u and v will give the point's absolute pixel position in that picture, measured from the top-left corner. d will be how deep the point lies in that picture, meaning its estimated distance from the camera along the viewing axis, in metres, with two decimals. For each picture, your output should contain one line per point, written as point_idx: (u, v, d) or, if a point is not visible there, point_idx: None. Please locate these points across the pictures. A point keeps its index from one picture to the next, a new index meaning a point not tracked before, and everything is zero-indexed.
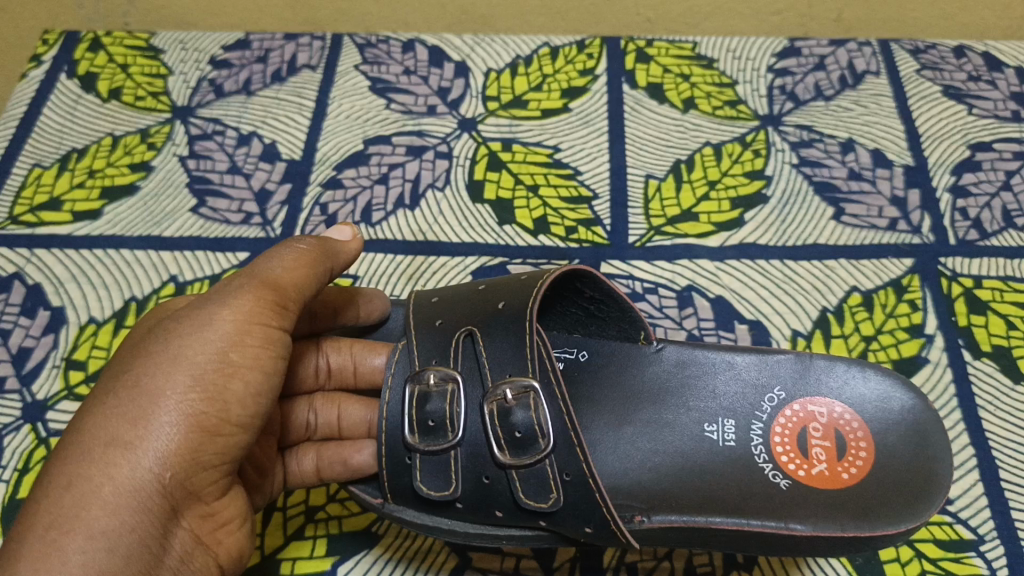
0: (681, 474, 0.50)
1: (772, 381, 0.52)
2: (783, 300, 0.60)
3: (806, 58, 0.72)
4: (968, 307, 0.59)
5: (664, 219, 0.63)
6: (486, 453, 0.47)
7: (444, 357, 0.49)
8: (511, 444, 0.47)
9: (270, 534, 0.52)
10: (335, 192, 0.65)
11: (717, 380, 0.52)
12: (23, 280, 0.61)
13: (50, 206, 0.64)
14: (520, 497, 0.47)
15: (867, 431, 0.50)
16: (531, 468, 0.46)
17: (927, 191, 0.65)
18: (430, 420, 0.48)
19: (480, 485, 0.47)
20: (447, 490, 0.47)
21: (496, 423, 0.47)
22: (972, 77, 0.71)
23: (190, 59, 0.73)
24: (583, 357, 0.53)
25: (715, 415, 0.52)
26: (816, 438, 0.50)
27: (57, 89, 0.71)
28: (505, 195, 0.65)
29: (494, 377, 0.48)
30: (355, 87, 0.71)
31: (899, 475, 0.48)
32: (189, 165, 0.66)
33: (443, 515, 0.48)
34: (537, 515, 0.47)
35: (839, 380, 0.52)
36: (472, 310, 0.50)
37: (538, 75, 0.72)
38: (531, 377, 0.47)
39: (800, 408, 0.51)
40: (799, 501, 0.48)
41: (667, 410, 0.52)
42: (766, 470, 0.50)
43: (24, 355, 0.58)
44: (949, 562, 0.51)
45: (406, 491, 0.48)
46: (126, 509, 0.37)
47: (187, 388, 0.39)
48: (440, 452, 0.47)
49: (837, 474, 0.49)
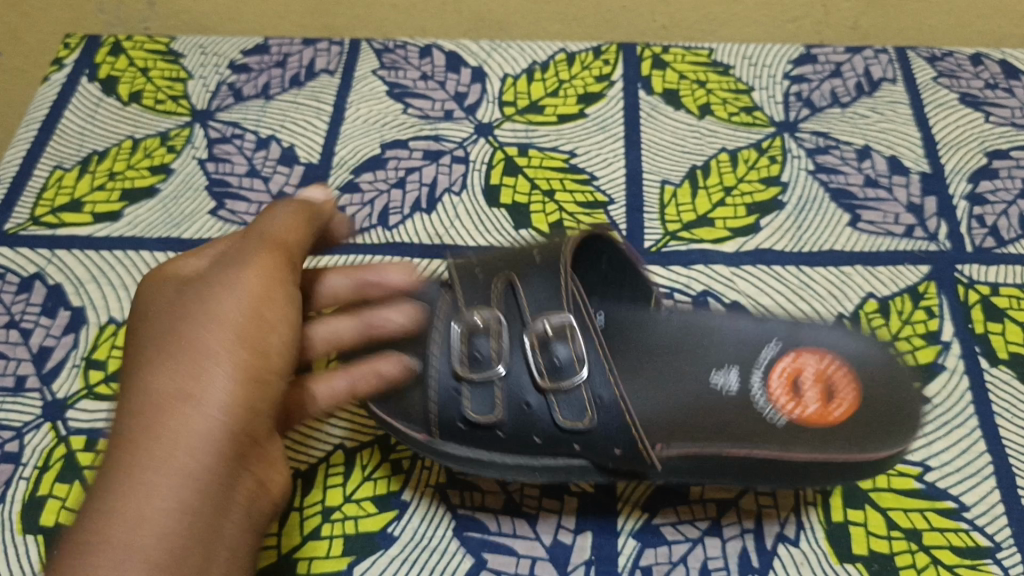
0: (688, 414, 0.52)
1: (766, 335, 0.54)
2: (798, 306, 0.60)
3: (822, 65, 0.72)
4: (984, 315, 0.59)
5: (679, 225, 0.63)
6: (526, 381, 0.50)
7: (487, 296, 0.52)
8: (550, 369, 0.50)
9: (288, 534, 0.51)
10: (353, 196, 0.65)
11: (718, 339, 0.55)
12: (44, 280, 0.61)
13: (71, 208, 0.65)
14: (559, 418, 0.49)
15: (851, 373, 0.52)
16: (569, 394, 0.49)
17: (944, 198, 0.65)
18: (477, 352, 0.50)
19: (523, 411, 0.50)
20: (492, 414, 0.49)
21: (538, 351, 0.50)
22: (989, 85, 0.71)
23: (210, 63, 0.74)
24: (601, 319, 0.55)
25: (722, 364, 0.54)
26: (807, 379, 0.52)
27: (78, 92, 0.72)
28: (521, 199, 0.65)
29: (533, 311, 0.51)
30: (373, 92, 0.72)
31: (884, 411, 0.50)
32: (208, 167, 0.67)
33: (488, 449, 0.50)
34: (574, 436, 0.49)
35: (821, 336, 0.53)
36: (510, 260, 0.53)
37: (555, 81, 0.72)
38: (566, 311, 0.51)
39: (789, 359, 0.53)
40: (797, 435, 0.50)
41: (675, 362, 0.55)
42: (767, 413, 0.51)
43: (45, 355, 0.58)
44: (966, 569, 0.50)
45: (454, 422, 0.50)
46: (201, 466, 0.37)
47: (229, 330, 0.40)
48: (487, 381, 0.50)
49: (829, 412, 0.51)
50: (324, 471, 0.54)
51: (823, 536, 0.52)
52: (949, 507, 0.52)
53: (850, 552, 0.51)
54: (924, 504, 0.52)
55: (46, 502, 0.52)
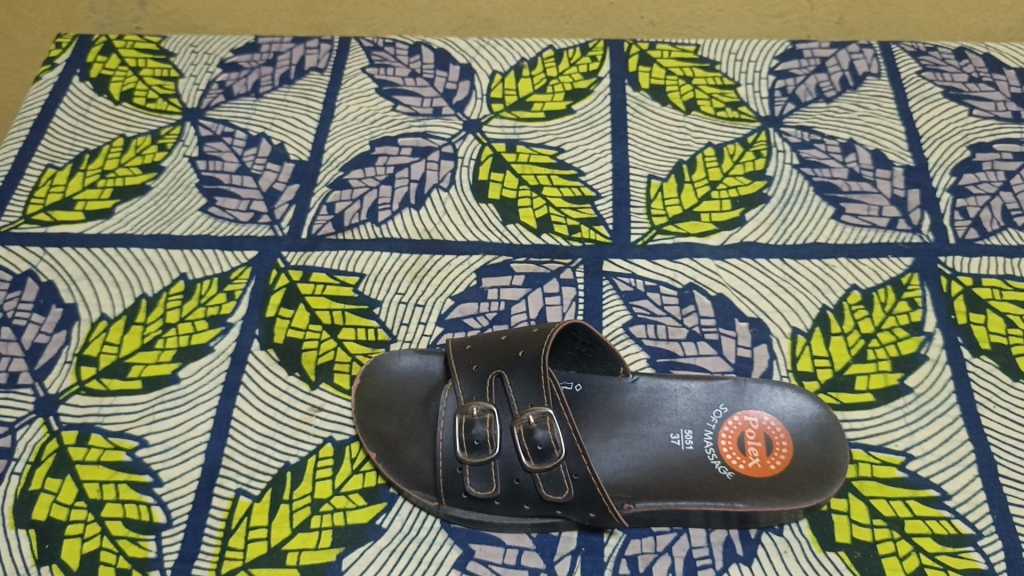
0: (658, 471, 0.52)
1: (717, 399, 0.54)
2: (782, 298, 0.60)
3: (808, 60, 0.73)
4: (967, 306, 0.60)
5: (665, 219, 0.64)
6: (514, 459, 0.50)
7: (479, 393, 0.52)
8: (535, 455, 0.50)
9: (277, 526, 0.52)
10: (342, 192, 0.66)
11: (678, 400, 0.54)
12: (36, 277, 0.62)
13: (63, 206, 0.66)
14: (544, 494, 0.49)
15: (787, 432, 0.53)
16: (551, 470, 0.49)
17: (927, 190, 0.65)
18: (476, 440, 0.50)
19: (512, 487, 0.50)
20: (487, 489, 0.50)
21: (520, 437, 0.50)
22: (974, 79, 0.71)
23: (201, 62, 0.74)
24: (578, 389, 0.55)
25: (677, 425, 0.53)
26: (750, 438, 0.53)
27: (69, 92, 0.72)
28: (509, 195, 0.66)
29: (518, 411, 0.51)
30: (362, 89, 0.72)
31: (808, 461, 0.52)
32: (199, 165, 0.68)
33: (484, 512, 0.51)
34: (554, 505, 0.50)
35: (764, 396, 0.54)
36: (495, 359, 0.52)
37: (543, 77, 0.73)
38: (547, 406, 0.50)
39: (737, 419, 0.53)
40: (741, 484, 0.51)
41: (643, 423, 0.53)
42: (716, 465, 0.52)
43: (37, 351, 0.58)
44: (947, 556, 0.51)
45: (459, 494, 0.51)
46: None
47: None
48: (483, 463, 0.50)
49: (767, 466, 0.51)
50: (313, 464, 0.54)
51: (806, 524, 0.52)
52: (931, 496, 0.53)
53: (833, 540, 0.51)
54: (907, 492, 0.53)
55: (38, 496, 0.53)
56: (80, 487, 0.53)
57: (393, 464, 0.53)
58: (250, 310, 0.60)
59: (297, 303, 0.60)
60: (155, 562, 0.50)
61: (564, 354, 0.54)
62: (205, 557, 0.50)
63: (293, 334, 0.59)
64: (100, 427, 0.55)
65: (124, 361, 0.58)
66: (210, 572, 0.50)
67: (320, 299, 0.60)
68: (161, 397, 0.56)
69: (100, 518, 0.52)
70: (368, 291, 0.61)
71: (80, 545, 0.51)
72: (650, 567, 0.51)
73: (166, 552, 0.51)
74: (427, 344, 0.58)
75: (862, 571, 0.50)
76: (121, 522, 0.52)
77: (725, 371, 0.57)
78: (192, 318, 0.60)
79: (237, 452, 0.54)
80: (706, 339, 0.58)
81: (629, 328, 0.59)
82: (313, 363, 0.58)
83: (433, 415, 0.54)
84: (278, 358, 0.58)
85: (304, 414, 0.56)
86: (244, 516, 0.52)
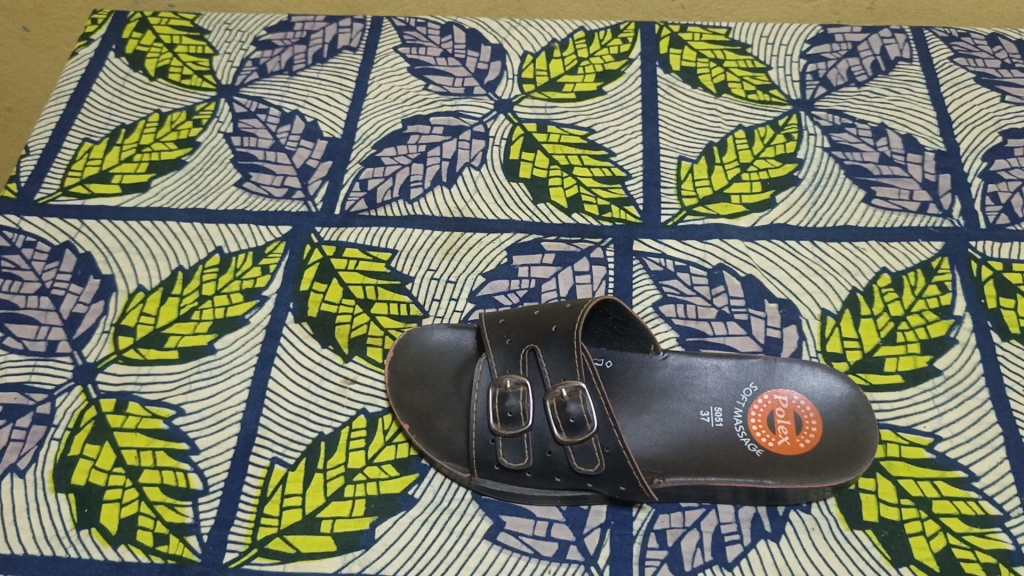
0: (688, 447, 0.52)
1: (747, 377, 0.54)
2: (812, 280, 0.60)
3: (839, 44, 0.73)
4: (996, 290, 0.60)
5: (696, 201, 0.64)
6: (547, 433, 0.51)
7: (512, 367, 0.52)
8: (566, 427, 0.50)
9: (311, 495, 0.52)
10: (375, 169, 0.67)
11: (708, 378, 0.54)
12: (74, 249, 0.63)
13: (100, 179, 0.66)
14: (576, 467, 0.50)
15: (817, 410, 0.53)
16: (583, 443, 0.50)
17: (958, 175, 0.65)
18: (508, 412, 0.51)
19: (543, 459, 0.51)
20: (519, 461, 0.51)
21: (553, 411, 0.51)
22: (1006, 65, 0.71)
23: (235, 40, 0.75)
24: (608, 365, 0.55)
25: (707, 403, 0.54)
26: (779, 417, 0.53)
27: (106, 67, 0.73)
28: (540, 174, 0.66)
29: (551, 383, 0.51)
30: (394, 68, 0.73)
31: (838, 440, 0.52)
32: (233, 141, 0.68)
33: (517, 484, 0.52)
34: (585, 478, 0.50)
35: (795, 376, 0.54)
36: (529, 333, 0.53)
37: (574, 59, 0.73)
38: (580, 380, 0.51)
39: (767, 398, 0.54)
40: (772, 462, 0.51)
41: (673, 401, 0.54)
42: (745, 443, 0.52)
43: (75, 320, 0.59)
44: (975, 536, 0.51)
45: (491, 466, 0.51)
46: None
47: None
48: (516, 435, 0.51)
49: (796, 444, 0.52)
50: (346, 435, 0.55)
51: (834, 502, 0.52)
52: (959, 477, 0.53)
53: (861, 519, 0.52)
54: (934, 473, 0.53)
55: (77, 462, 0.53)
56: (118, 453, 0.54)
57: (426, 435, 0.53)
58: (284, 283, 0.61)
59: (330, 277, 0.61)
60: (192, 528, 0.51)
61: (595, 331, 0.55)
62: (241, 524, 0.51)
63: (326, 307, 0.60)
64: (138, 395, 0.56)
65: (161, 332, 0.59)
66: (246, 538, 0.51)
67: (353, 275, 0.61)
68: (198, 366, 0.57)
69: (138, 484, 0.53)
70: (400, 267, 0.62)
71: (119, 510, 0.52)
72: (679, 541, 0.51)
73: (203, 517, 0.52)
74: (459, 319, 0.59)
75: (889, 549, 0.51)
76: (158, 488, 0.53)
77: (753, 351, 0.58)
78: (228, 291, 0.60)
79: (273, 422, 0.55)
80: (736, 319, 0.59)
81: (659, 308, 0.59)
82: (347, 337, 0.58)
83: (464, 388, 0.55)
84: (312, 330, 0.59)
85: (337, 386, 0.56)
86: (279, 485, 0.53)
